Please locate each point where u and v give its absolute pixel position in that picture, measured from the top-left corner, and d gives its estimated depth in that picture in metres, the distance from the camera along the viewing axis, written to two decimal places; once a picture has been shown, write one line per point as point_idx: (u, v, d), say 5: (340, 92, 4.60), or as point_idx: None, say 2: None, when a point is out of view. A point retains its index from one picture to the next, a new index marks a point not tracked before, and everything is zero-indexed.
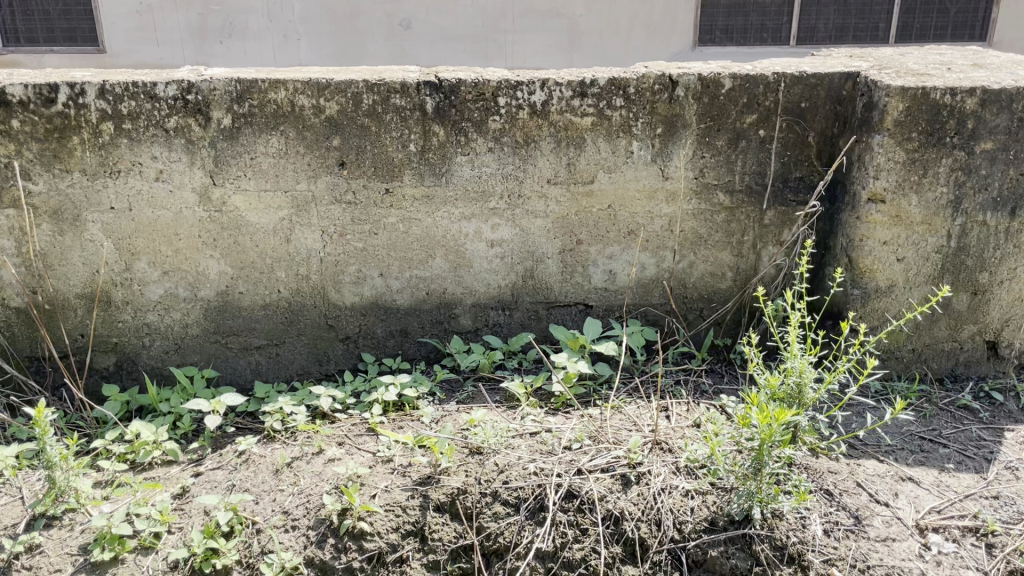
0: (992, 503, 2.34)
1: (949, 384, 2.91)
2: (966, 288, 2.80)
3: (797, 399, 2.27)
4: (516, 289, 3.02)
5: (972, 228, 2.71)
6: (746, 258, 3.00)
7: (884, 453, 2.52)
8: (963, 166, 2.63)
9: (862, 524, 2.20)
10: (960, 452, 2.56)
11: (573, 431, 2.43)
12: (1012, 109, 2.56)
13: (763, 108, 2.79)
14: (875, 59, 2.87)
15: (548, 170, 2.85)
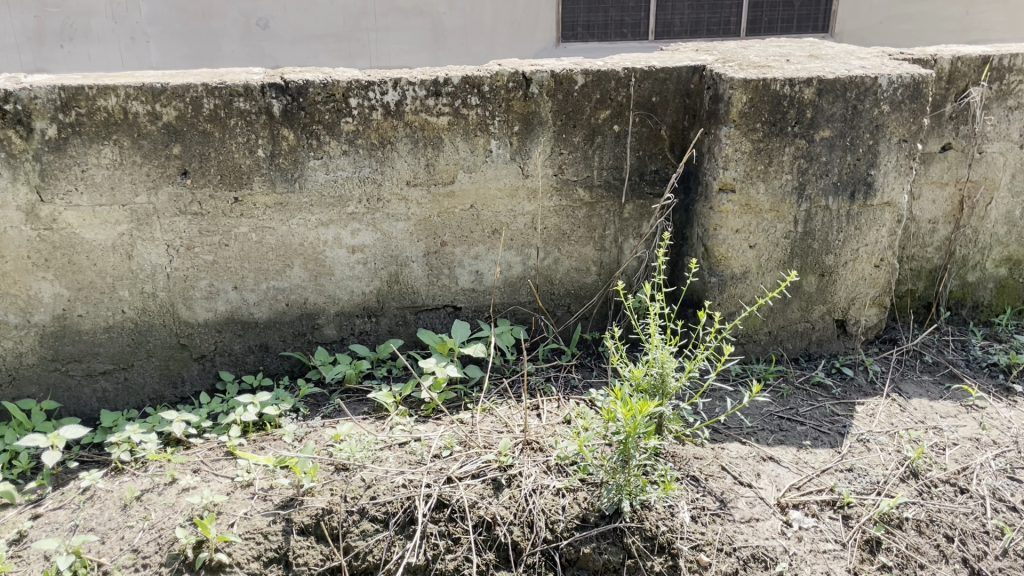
0: (846, 476, 2.48)
1: (804, 363, 3.04)
2: (814, 271, 2.93)
3: (660, 388, 2.33)
4: (381, 295, 2.94)
5: (817, 212, 2.83)
6: (609, 252, 3.03)
7: (746, 435, 2.61)
8: (805, 153, 2.74)
9: (727, 507, 2.27)
10: (816, 429, 2.69)
11: (443, 437, 2.38)
12: (846, 98, 2.68)
13: (616, 103, 2.82)
14: (720, 52, 2.95)
15: (407, 171, 2.79)
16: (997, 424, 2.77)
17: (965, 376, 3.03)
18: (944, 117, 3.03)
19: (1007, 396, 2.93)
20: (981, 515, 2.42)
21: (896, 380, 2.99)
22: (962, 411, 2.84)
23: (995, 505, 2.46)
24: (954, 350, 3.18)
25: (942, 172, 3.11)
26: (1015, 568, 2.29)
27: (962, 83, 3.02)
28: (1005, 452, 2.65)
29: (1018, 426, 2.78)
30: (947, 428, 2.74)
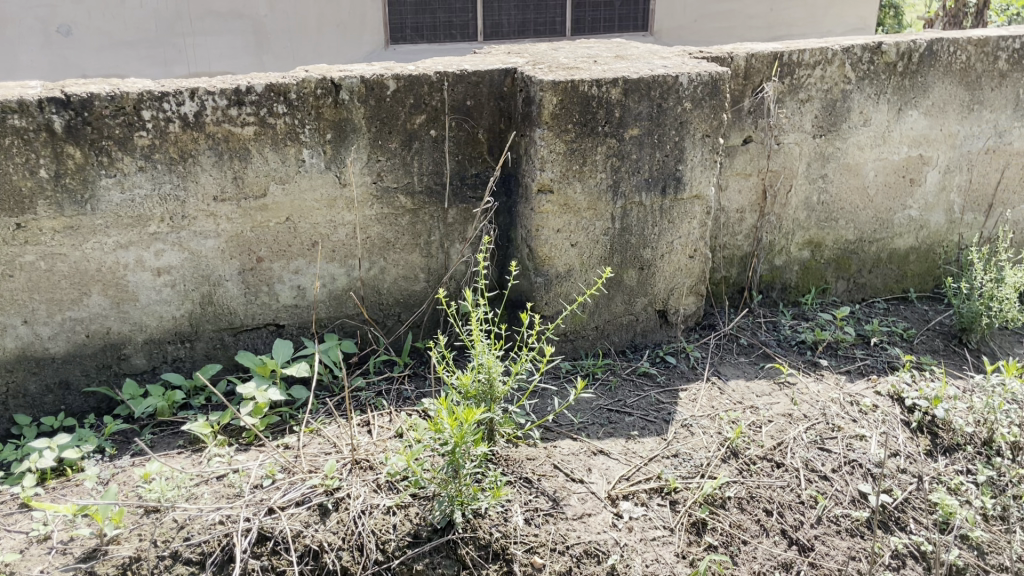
0: (672, 462, 2.58)
1: (630, 355, 3.12)
2: (634, 265, 3.02)
3: (488, 394, 2.32)
4: (194, 318, 2.78)
5: (632, 208, 2.93)
6: (435, 258, 2.98)
7: (577, 431, 2.65)
8: (616, 152, 2.83)
9: (560, 505, 2.29)
10: (643, 418, 2.77)
11: (264, 466, 2.26)
12: (650, 97, 2.79)
13: (431, 107, 2.78)
14: (530, 54, 2.98)
15: (213, 186, 2.63)
16: (806, 399, 2.97)
17: (777, 355, 3.22)
18: (743, 111, 3.22)
19: (814, 370, 3.15)
20: (796, 487, 2.62)
21: (716, 364, 3.13)
22: (776, 388, 3.02)
23: (808, 475, 2.66)
24: (767, 331, 3.37)
25: (745, 164, 3.31)
26: (829, 534, 2.52)
27: (757, 79, 3.21)
28: (814, 425, 2.86)
29: (825, 400, 2.99)
30: (762, 407, 2.91)
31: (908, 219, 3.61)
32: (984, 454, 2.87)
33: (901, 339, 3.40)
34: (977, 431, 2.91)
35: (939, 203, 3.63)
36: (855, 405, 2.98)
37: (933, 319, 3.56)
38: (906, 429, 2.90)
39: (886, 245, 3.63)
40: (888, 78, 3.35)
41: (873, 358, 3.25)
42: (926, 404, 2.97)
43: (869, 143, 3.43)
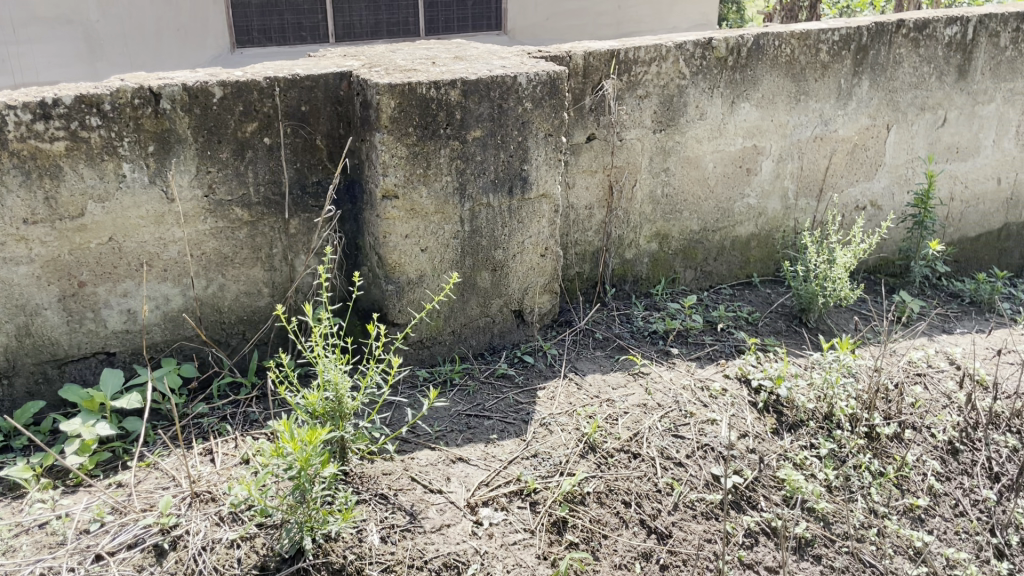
0: (531, 462, 2.58)
1: (488, 357, 3.09)
2: (486, 266, 3.00)
3: (337, 411, 2.22)
4: (10, 352, 2.57)
5: (480, 210, 2.90)
6: (279, 270, 2.85)
7: (435, 440, 2.60)
8: (460, 154, 2.79)
9: (417, 520, 2.24)
10: (502, 420, 2.74)
11: (91, 509, 2.10)
12: (491, 98, 2.77)
13: (263, 114, 2.66)
14: (367, 57, 2.91)
15: (21, 207, 2.45)
16: (660, 388, 3.05)
17: (631, 346, 3.28)
18: (585, 109, 3.28)
19: (666, 359, 3.23)
20: (653, 476, 2.67)
21: (573, 360, 3.15)
22: (631, 380, 3.08)
23: (664, 463, 2.73)
24: (621, 323, 3.42)
25: (590, 161, 3.37)
26: (685, 520, 2.59)
27: (595, 76, 3.28)
28: (668, 413, 2.93)
29: (677, 387, 3.07)
30: (618, 399, 2.95)
31: (747, 207, 3.76)
32: (825, 428, 3.02)
33: (746, 323, 3.54)
34: (818, 407, 3.06)
35: (775, 190, 3.80)
36: (705, 390, 3.07)
37: (775, 302, 3.73)
38: (754, 410, 3.02)
39: (728, 233, 3.77)
40: (720, 73, 3.49)
41: (722, 343, 3.37)
42: (771, 384, 3.10)
43: (706, 136, 3.56)
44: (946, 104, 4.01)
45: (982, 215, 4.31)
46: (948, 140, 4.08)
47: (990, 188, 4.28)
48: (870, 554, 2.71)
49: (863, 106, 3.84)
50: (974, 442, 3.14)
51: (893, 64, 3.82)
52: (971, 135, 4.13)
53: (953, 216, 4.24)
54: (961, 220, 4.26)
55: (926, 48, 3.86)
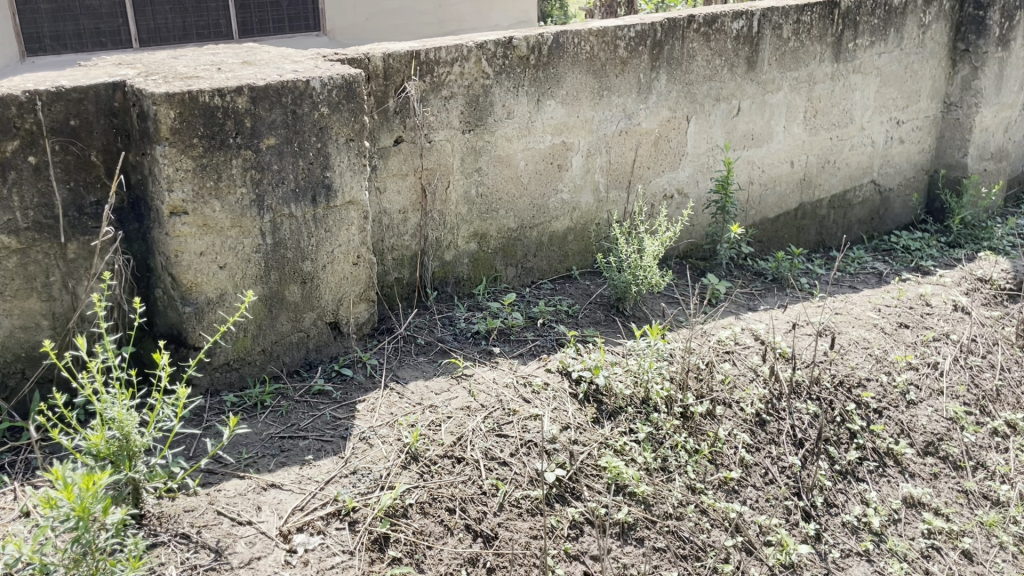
0: (350, 480, 2.48)
1: (304, 373, 2.95)
2: (294, 280, 2.86)
3: (125, 449, 2.09)
4: None
5: (282, 221, 2.77)
6: (60, 299, 2.61)
7: (244, 468, 2.47)
8: (254, 164, 2.66)
9: (223, 557, 2.16)
10: (318, 439, 2.64)
11: None
12: (282, 104, 2.66)
13: (24, 131, 2.44)
14: (144, 65, 2.73)
15: None
16: (483, 389, 3.02)
17: (453, 349, 3.23)
18: (389, 112, 3.23)
19: (489, 359, 3.22)
20: (477, 479, 2.65)
21: (394, 368, 3.06)
22: (454, 383, 3.03)
23: (488, 464, 2.71)
24: (443, 326, 3.37)
25: (399, 165, 3.32)
26: (511, 519, 2.60)
27: (397, 78, 3.23)
28: (492, 413, 2.91)
29: (500, 386, 3.06)
30: (440, 404, 2.89)
31: (561, 202, 3.83)
32: (643, 412, 3.11)
33: (567, 316, 3.60)
34: (635, 392, 3.15)
35: (586, 184, 3.88)
36: (528, 386, 3.08)
37: (594, 293, 3.81)
38: (575, 401, 3.07)
39: (545, 228, 3.82)
40: (523, 71, 3.52)
41: (543, 338, 3.40)
42: (590, 375, 3.15)
43: (515, 135, 3.58)
44: (739, 94, 4.24)
45: (779, 197, 4.60)
46: (743, 129, 4.32)
47: (784, 171, 4.57)
48: (688, 531, 2.83)
49: (663, 99, 3.99)
50: (779, 412, 3.33)
51: (688, 58, 4.00)
52: (763, 122, 4.39)
53: (753, 199, 4.50)
54: (760, 202, 4.53)
55: (717, 42, 4.06)
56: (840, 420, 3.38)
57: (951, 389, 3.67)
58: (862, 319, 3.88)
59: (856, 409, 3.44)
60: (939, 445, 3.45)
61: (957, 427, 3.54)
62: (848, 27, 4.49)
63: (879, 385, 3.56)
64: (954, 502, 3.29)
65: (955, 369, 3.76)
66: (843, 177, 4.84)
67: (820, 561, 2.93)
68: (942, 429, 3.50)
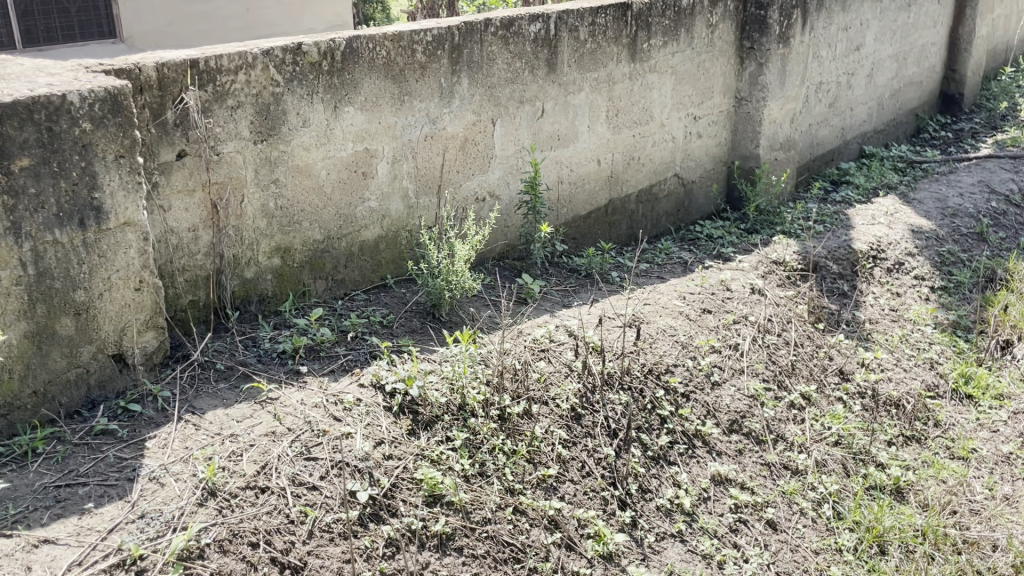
0: (137, 526, 2.32)
1: (85, 414, 2.72)
2: (66, 312, 2.63)
3: None
4: None
5: (45, 249, 2.54)
6: None
7: (11, 525, 2.27)
8: (5, 188, 2.43)
9: None
10: (100, 485, 2.44)
11: None
12: (34, 121, 2.44)
13: None
14: None
15: None
16: (290, 411, 2.87)
17: (256, 372, 3.06)
18: (167, 125, 3.04)
19: (296, 379, 3.07)
20: (283, 507, 2.53)
21: (190, 399, 2.86)
22: (257, 409, 2.87)
23: (296, 491, 2.59)
24: (246, 348, 3.20)
25: (184, 180, 3.13)
26: (322, 546, 2.51)
27: (175, 89, 3.05)
28: (300, 436, 2.77)
29: (308, 407, 2.91)
30: (242, 433, 2.73)
31: (370, 210, 3.72)
32: (459, 419, 3.05)
33: (381, 327, 3.49)
34: (451, 399, 3.09)
35: (394, 191, 3.79)
36: (338, 404, 2.95)
37: (410, 300, 3.72)
38: (389, 415, 2.97)
39: (355, 238, 3.70)
40: (317, 78, 3.40)
41: (355, 352, 3.27)
42: (404, 386, 3.05)
43: (313, 144, 3.45)
44: (542, 96, 4.30)
45: (589, 195, 4.72)
46: (548, 130, 4.40)
47: (591, 169, 4.70)
48: (507, 534, 2.82)
49: (466, 103, 3.97)
50: (593, 404, 3.39)
51: (487, 61, 4.01)
52: (567, 123, 4.48)
53: (563, 198, 4.59)
54: (570, 200, 4.63)
55: (515, 45, 4.10)
56: (650, 407, 3.49)
57: (750, 368, 3.89)
58: (668, 308, 4.04)
59: (665, 395, 3.57)
60: (743, 422, 3.65)
61: (757, 403, 3.76)
62: (641, 28, 4.66)
63: (685, 369, 3.71)
64: (758, 475, 3.48)
65: (753, 349, 3.99)
66: (648, 172, 5.04)
67: (637, 548, 3.02)
68: (744, 407, 3.70)
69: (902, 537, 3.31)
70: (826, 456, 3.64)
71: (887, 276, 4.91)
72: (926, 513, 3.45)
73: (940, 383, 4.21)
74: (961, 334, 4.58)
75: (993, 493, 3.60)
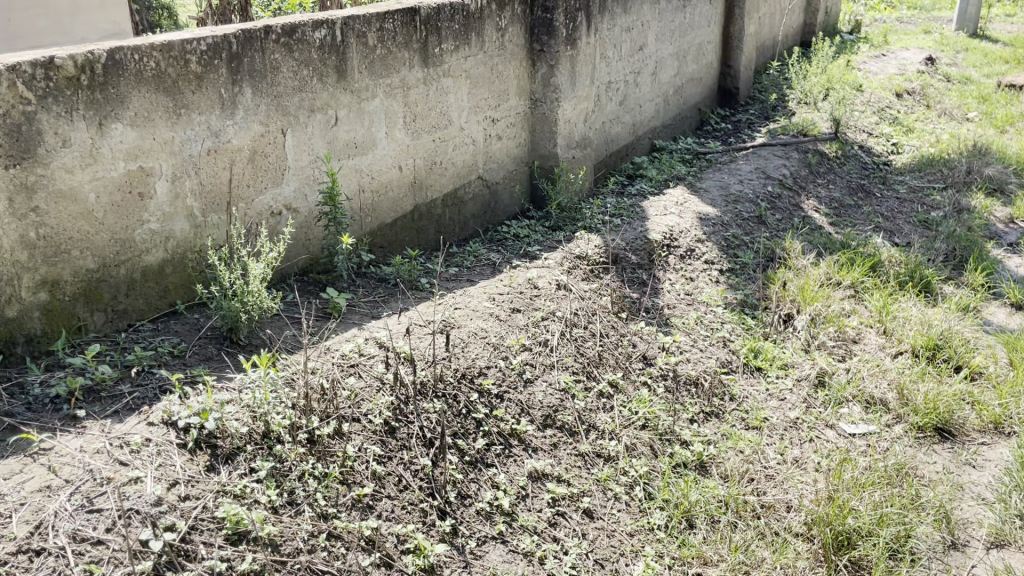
0: None
1: None
2: None
3: None
4: None
5: None
6: None
7: None
8: None
9: None
10: None
11: None
12: None
13: None
14: None
15: None
16: (67, 462, 2.64)
17: (26, 423, 2.80)
18: None
19: (74, 426, 2.82)
20: (64, 569, 2.34)
21: None
22: (27, 462, 2.63)
23: (77, 548, 2.39)
24: (12, 397, 2.92)
25: None
26: None
27: None
28: (79, 487, 2.56)
29: (88, 455, 2.68)
30: (10, 491, 2.50)
31: (150, 233, 3.46)
32: (264, 448, 2.90)
33: (172, 357, 3.26)
34: (253, 428, 2.91)
35: (177, 210, 3.54)
36: (124, 447, 2.73)
37: (204, 326, 3.50)
38: (184, 452, 2.78)
39: (136, 264, 3.43)
40: (75, 94, 3.12)
41: (143, 389, 3.04)
42: (198, 421, 2.85)
43: (77, 164, 3.17)
44: (334, 103, 4.15)
45: (392, 202, 4.64)
46: (344, 137, 4.25)
47: (393, 176, 4.61)
48: (321, 561, 2.71)
49: (251, 114, 3.77)
50: (407, 416, 3.29)
51: (272, 70, 3.81)
52: (364, 130, 4.35)
53: (366, 206, 4.48)
54: (374, 209, 4.53)
55: (301, 52, 3.92)
56: (465, 411, 3.46)
57: (559, 362, 3.98)
58: (478, 310, 4.04)
59: (479, 398, 3.56)
60: (556, 416, 3.71)
61: (568, 396, 3.85)
62: (431, 33, 4.60)
63: (497, 370, 3.72)
64: (573, 466, 3.56)
65: (562, 343, 4.07)
66: (452, 176, 5.02)
67: (458, 556, 2.99)
68: (556, 401, 3.78)
69: (707, 510, 3.48)
70: (635, 440, 3.79)
71: (680, 262, 5.19)
72: (727, 483, 3.67)
73: (733, 359, 4.51)
74: (748, 312, 4.93)
75: (783, 457, 3.89)
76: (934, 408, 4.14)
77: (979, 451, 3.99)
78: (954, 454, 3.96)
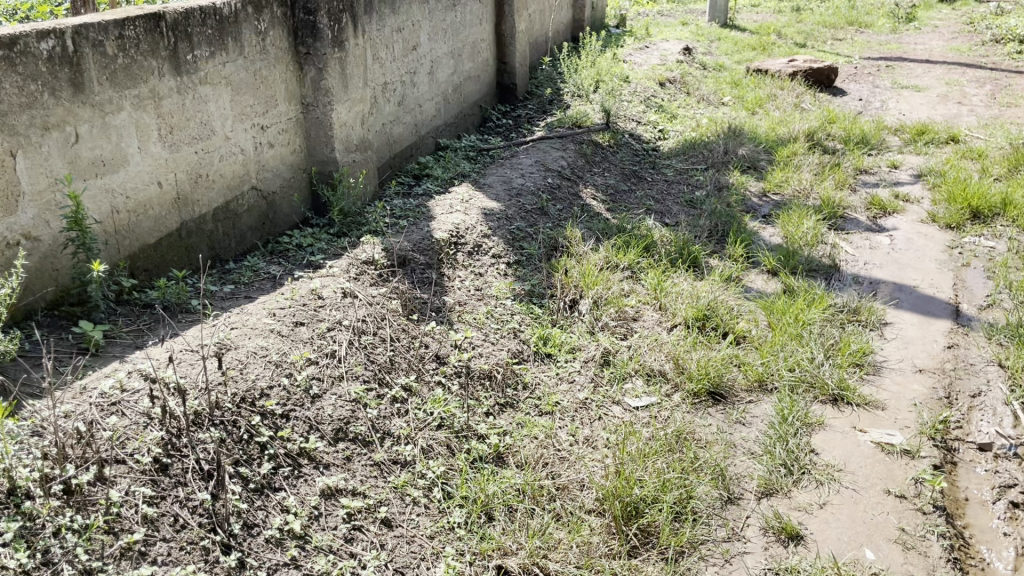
0: None
1: None
2: None
3: None
4: None
5: None
6: None
7: None
8: None
9: None
10: None
11: None
12: None
13: None
14: None
15: None
16: None
17: None
18: None
19: None
20: None
21: None
22: None
23: None
24: None
25: None
26: None
27: None
28: None
29: None
30: None
31: None
32: (10, 507, 2.65)
33: None
34: None
35: None
36: None
37: None
38: None
39: None
40: None
41: None
42: None
43: None
44: (71, 119, 3.80)
45: (155, 220, 4.33)
46: (88, 156, 3.91)
47: (153, 193, 4.30)
48: None
49: None
50: (180, 450, 3.09)
51: None
52: (112, 146, 4.02)
53: (123, 228, 4.15)
54: (133, 230, 4.21)
55: (25, 65, 3.55)
56: (248, 437, 3.29)
57: (349, 372, 3.86)
58: (258, 328, 3.84)
59: (263, 421, 3.39)
60: (348, 428, 3.61)
61: (361, 406, 3.74)
62: (181, 39, 4.30)
63: (281, 389, 3.56)
64: (369, 477, 3.47)
65: (351, 352, 3.96)
66: (221, 188, 4.76)
67: None
68: (348, 413, 3.67)
69: (505, 501, 3.51)
70: (431, 441, 3.74)
71: (468, 259, 5.23)
72: (523, 471, 3.73)
73: (523, 349, 4.61)
74: (535, 302, 5.06)
75: (575, 438, 4.03)
76: (706, 373, 4.44)
77: (747, 408, 4.32)
78: (727, 415, 4.27)
